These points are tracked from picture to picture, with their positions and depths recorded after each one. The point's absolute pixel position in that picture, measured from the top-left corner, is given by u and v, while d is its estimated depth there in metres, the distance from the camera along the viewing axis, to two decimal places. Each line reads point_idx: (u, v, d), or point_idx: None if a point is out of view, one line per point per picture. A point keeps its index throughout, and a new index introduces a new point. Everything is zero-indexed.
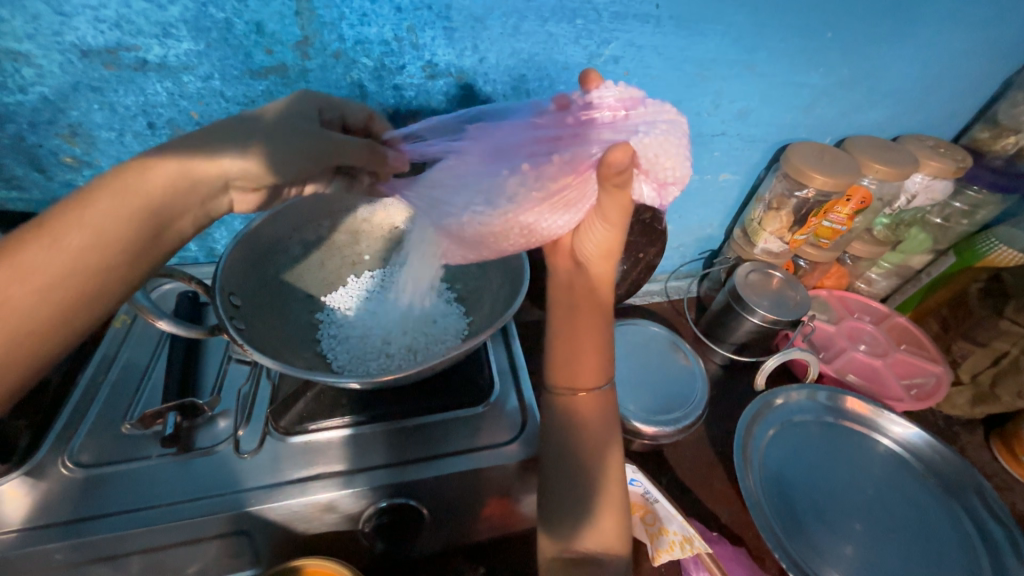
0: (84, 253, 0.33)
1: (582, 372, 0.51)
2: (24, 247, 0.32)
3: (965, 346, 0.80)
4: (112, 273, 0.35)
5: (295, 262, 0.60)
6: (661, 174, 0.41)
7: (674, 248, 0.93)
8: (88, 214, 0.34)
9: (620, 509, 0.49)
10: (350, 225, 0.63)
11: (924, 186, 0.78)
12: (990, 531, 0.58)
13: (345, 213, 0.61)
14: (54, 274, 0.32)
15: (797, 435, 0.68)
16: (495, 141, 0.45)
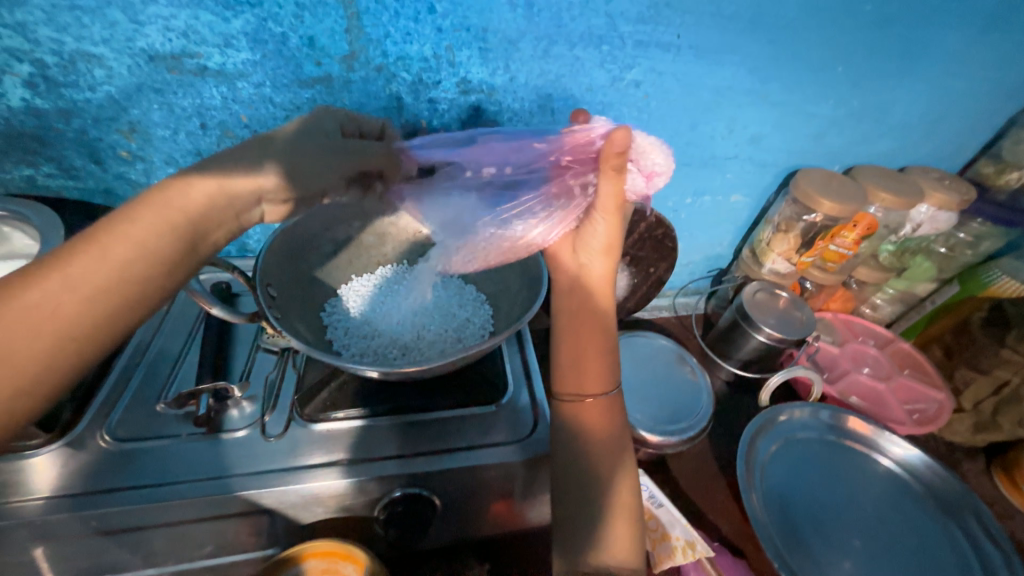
0: (131, 263, 0.35)
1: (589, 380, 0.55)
2: (73, 258, 0.33)
3: (967, 374, 0.81)
4: (151, 283, 0.36)
5: (325, 260, 0.63)
6: (648, 166, 0.50)
7: (683, 265, 0.96)
8: (133, 227, 0.36)
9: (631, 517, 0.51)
10: (378, 227, 0.66)
11: (930, 216, 0.80)
12: (987, 555, 0.59)
13: (375, 216, 0.65)
14: (97, 286, 0.33)
15: (798, 452, 0.69)
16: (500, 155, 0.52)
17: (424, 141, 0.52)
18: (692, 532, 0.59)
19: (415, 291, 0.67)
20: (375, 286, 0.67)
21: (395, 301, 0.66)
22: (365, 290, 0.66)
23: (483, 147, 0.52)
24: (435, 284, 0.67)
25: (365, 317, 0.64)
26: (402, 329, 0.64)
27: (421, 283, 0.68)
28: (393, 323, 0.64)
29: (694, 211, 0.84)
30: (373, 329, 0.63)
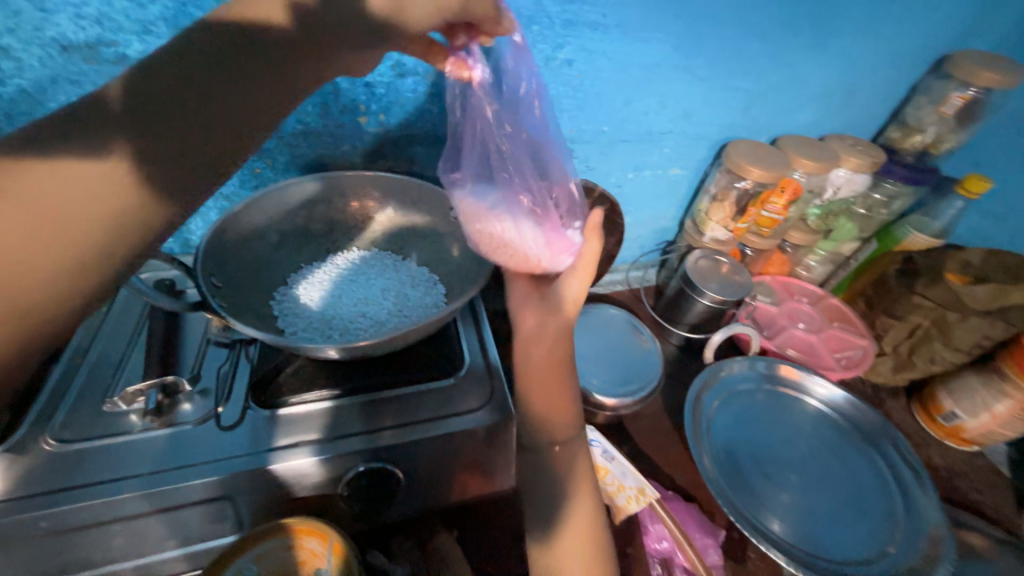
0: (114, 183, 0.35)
1: (558, 426, 0.57)
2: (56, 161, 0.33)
3: (887, 321, 0.88)
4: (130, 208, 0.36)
5: (272, 250, 0.63)
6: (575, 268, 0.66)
7: (632, 239, 1.01)
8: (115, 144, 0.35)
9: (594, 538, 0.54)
10: (325, 215, 0.67)
11: (847, 179, 0.87)
12: (903, 475, 0.66)
13: (321, 204, 0.66)
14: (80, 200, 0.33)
15: (739, 402, 0.75)
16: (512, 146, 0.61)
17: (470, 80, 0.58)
18: (641, 479, 0.63)
19: (367, 274, 0.68)
20: (325, 272, 0.67)
21: (348, 286, 0.67)
22: (316, 277, 0.66)
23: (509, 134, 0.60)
24: (387, 267, 0.69)
25: (318, 300, 0.64)
26: (357, 309, 0.64)
27: (372, 267, 0.69)
28: (348, 304, 0.65)
29: (637, 185, 0.88)
30: (329, 310, 0.63)
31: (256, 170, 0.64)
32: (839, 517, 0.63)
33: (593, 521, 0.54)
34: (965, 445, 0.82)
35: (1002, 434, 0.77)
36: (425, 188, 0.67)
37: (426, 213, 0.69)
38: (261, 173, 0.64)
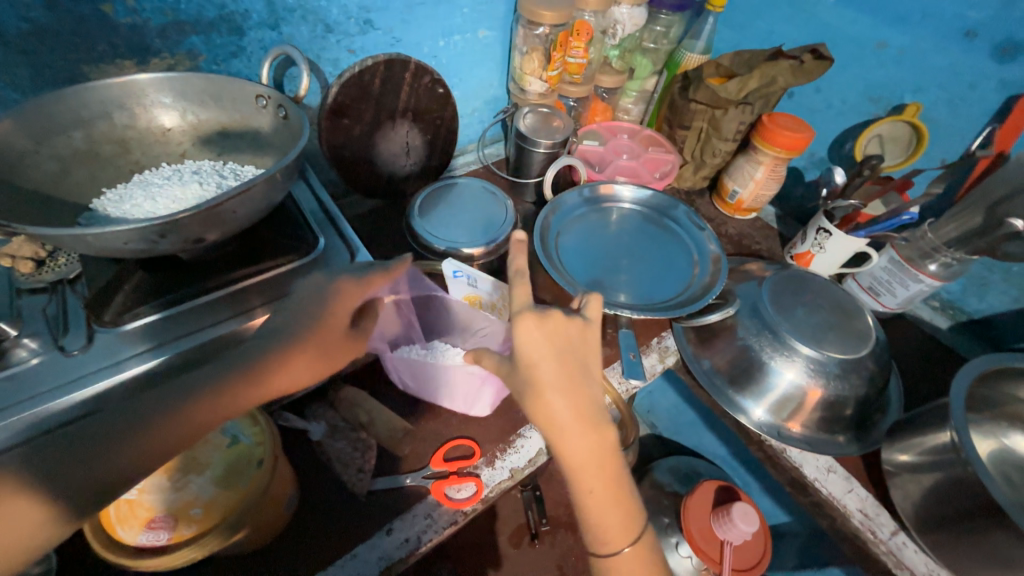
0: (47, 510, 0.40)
1: (606, 518, 0.52)
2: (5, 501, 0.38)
3: (682, 134, 1.07)
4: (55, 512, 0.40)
5: (57, 179, 0.57)
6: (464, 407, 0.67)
7: (470, 115, 1.06)
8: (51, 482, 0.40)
9: (645, 548, 0.53)
10: (111, 133, 0.62)
11: (629, 15, 0.99)
12: (693, 233, 0.87)
13: (98, 119, 0.60)
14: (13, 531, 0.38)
15: (578, 223, 0.88)
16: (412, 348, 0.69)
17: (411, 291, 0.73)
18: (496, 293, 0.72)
19: (183, 173, 0.63)
20: (135, 183, 0.62)
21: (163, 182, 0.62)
22: (117, 196, 0.59)
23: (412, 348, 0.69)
24: (206, 165, 0.65)
25: (135, 202, 0.59)
26: (168, 201, 0.59)
27: (187, 169, 0.65)
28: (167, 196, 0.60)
29: (452, 53, 0.91)
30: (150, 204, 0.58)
31: None
32: (660, 276, 0.82)
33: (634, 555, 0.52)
34: (747, 215, 1.07)
35: (765, 196, 1.02)
36: (221, 80, 0.63)
37: (234, 109, 0.66)
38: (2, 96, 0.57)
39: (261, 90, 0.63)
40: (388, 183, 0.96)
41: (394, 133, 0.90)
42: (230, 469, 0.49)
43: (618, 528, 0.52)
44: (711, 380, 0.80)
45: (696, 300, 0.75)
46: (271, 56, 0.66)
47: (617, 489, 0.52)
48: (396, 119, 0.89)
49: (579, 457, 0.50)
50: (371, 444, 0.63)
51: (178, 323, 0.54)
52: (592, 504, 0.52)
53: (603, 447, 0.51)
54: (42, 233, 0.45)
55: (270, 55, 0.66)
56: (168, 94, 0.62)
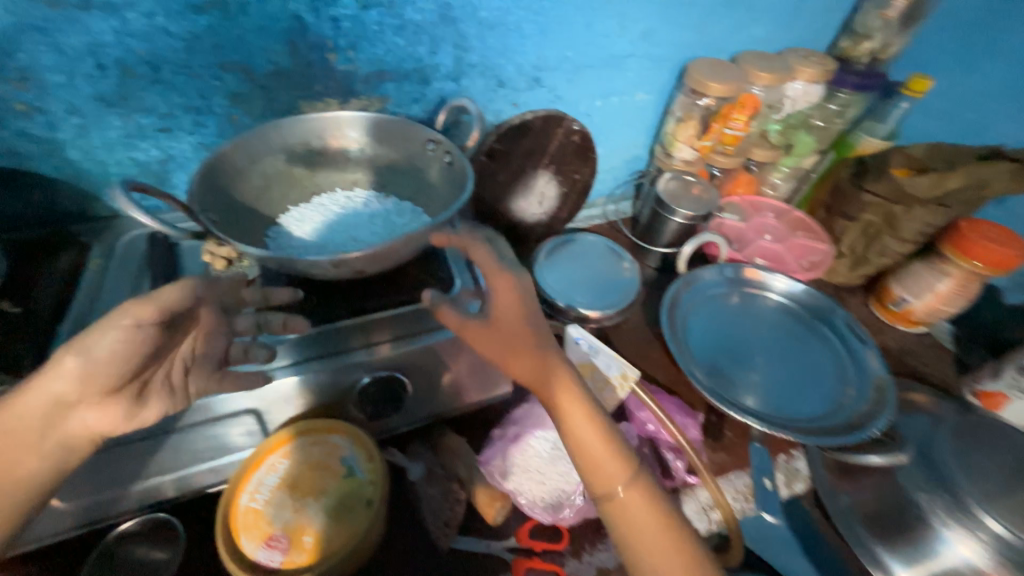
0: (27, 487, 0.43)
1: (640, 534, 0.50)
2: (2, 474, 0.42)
3: (843, 224, 0.94)
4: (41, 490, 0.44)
5: (260, 196, 0.67)
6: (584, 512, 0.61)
7: (606, 172, 1.04)
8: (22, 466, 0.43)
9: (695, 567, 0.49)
10: (305, 159, 0.70)
11: (802, 91, 0.93)
12: (851, 344, 0.74)
13: (300, 147, 0.68)
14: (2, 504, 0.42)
15: (710, 304, 0.81)
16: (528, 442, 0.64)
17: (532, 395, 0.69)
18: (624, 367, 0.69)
19: (350, 207, 0.70)
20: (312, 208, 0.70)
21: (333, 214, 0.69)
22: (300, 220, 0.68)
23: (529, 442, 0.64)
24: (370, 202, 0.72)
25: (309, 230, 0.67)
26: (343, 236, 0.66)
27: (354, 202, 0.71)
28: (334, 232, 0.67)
29: (605, 113, 0.91)
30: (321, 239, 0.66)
31: (234, 117, 0.65)
32: (802, 386, 0.71)
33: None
34: (913, 327, 0.91)
35: (944, 311, 0.86)
36: (401, 124, 0.69)
37: (405, 148, 0.71)
38: (239, 120, 0.66)
39: (431, 135, 0.68)
40: (515, 228, 0.97)
41: (534, 182, 0.92)
42: (340, 503, 0.50)
43: (665, 549, 0.50)
44: (850, 525, 0.66)
45: (848, 431, 0.63)
46: (450, 106, 0.73)
47: (647, 498, 0.52)
48: (539, 169, 0.91)
49: (600, 462, 0.53)
50: (462, 498, 0.60)
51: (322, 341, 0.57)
52: (634, 526, 0.51)
53: (613, 447, 0.53)
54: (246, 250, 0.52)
55: (449, 104, 0.73)
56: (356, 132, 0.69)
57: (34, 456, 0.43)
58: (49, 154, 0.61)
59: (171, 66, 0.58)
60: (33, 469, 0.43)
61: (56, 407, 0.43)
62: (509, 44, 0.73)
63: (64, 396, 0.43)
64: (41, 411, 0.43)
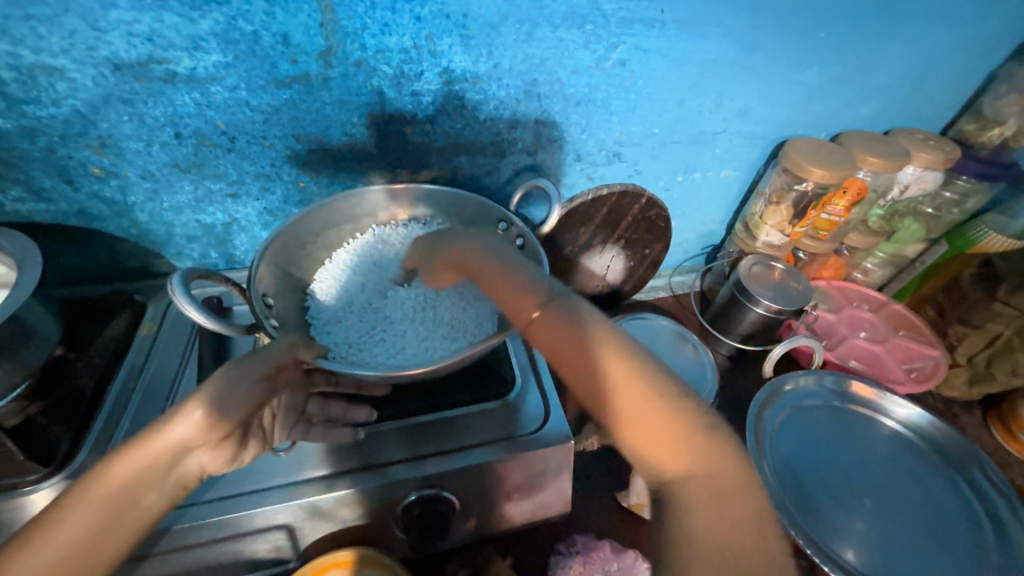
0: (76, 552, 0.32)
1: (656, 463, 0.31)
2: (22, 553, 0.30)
3: (960, 330, 0.82)
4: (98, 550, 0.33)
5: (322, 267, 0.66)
6: None
7: (676, 245, 0.96)
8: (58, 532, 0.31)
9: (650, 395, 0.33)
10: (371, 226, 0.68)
11: (916, 177, 0.81)
12: (992, 505, 0.61)
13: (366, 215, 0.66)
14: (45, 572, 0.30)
15: (806, 419, 0.70)
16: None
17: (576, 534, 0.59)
18: None
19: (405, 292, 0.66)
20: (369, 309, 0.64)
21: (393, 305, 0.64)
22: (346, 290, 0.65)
23: None
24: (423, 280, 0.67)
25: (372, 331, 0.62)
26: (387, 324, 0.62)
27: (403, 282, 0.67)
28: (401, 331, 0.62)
29: (686, 188, 0.84)
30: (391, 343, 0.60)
31: (301, 185, 0.63)
32: (924, 549, 0.58)
33: (681, 456, 0.30)
34: None
35: None
36: (469, 198, 0.62)
37: (471, 224, 0.66)
38: (306, 188, 0.63)
39: (504, 216, 0.61)
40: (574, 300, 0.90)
41: (599, 256, 0.85)
42: None
43: (637, 414, 0.33)
44: None
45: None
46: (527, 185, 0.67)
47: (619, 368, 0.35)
48: (607, 243, 0.83)
49: (545, 342, 0.39)
50: None
51: (366, 447, 0.52)
52: (600, 389, 0.35)
53: (558, 324, 0.39)
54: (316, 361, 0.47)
55: (529, 183, 0.67)
56: (424, 205, 0.65)
57: (150, 493, 0.36)
58: (118, 216, 0.60)
59: (247, 136, 0.56)
60: (150, 506, 0.36)
61: (180, 446, 0.37)
62: (593, 120, 0.68)
63: (194, 437, 0.38)
64: (165, 450, 0.36)
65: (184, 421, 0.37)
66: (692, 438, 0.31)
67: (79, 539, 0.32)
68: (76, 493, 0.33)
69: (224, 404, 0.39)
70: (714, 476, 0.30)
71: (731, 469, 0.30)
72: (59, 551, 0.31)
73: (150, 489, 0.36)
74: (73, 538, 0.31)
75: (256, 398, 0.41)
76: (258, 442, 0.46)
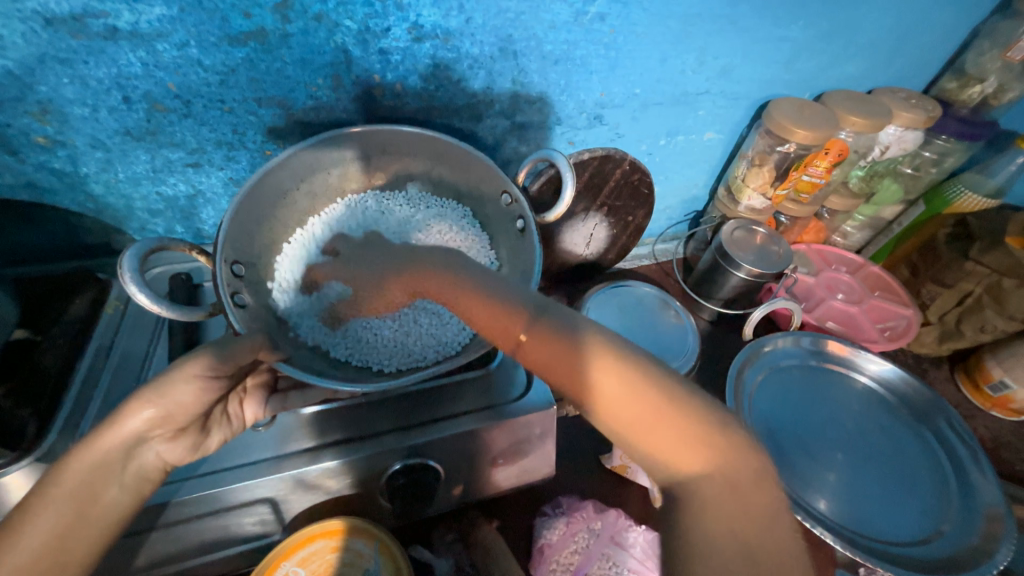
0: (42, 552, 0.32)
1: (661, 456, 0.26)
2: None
3: (933, 289, 0.84)
4: (69, 548, 0.33)
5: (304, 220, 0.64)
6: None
7: (659, 211, 0.95)
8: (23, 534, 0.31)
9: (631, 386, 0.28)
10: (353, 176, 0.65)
11: (897, 137, 0.81)
12: (956, 452, 0.64)
13: (353, 164, 0.62)
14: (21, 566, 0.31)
15: (783, 378, 0.71)
16: (574, 554, 0.55)
17: (558, 501, 0.60)
18: None
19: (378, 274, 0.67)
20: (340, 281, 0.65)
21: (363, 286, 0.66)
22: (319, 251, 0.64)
23: (575, 554, 0.55)
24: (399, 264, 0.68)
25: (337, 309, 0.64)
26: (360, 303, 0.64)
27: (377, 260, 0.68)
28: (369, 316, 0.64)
29: (669, 152, 0.82)
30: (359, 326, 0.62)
31: (268, 153, 0.60)
32: (889, 497, 0.61)
33: (691, 451, 0.25)
34: (1011, 416, 0.79)
35: None
36: (466, 150, 0.57)
37: (467, 175, 0.62)
38: (272, 156, 0.60)
39: (508, 188, 0.58)
40: (558, 269, 0.89)
41: (582, 224, 0.83)
42: None
43: (648, 420, 0.27)
44: None
45: (948, 571, 0.53)
46: (534, 157, 0.63)
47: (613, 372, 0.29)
48: (590, 211, 0.82)
49: (536, 357, 0.33)
50: None
51: (349, 420, 0.52)
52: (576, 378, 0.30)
53: (548, 340, 0.33)
54: (277, 362, 0.46)
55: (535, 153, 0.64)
56: (415, 150, 0.61)
57: (109, 488, 0.35)
58: (70, 189, 0.56)
59: (203, 100, 0.53)
60: (112, 502, 0.35)
61: (135, 438, 0.36)
62: (573, 80, 0.65)
63: (150, 428, 0.37)
64: (119, 444, 0.36)
65: (136, 415, 0.36)
66: (708, 438, 0.25)
67: (43, 539, 0.32)
68: (34, 496, 0.33)
69: (175, 399, 0.38)
70: (731, 471, 0.24)
71: (754, 470, 0.25)
72: (27, 555, 0.31)
73: (109, 484, 0.35)
74: (37, 544, 0.32)
75: (207, 395, 0.40)
76: (224, 431, 0.45)
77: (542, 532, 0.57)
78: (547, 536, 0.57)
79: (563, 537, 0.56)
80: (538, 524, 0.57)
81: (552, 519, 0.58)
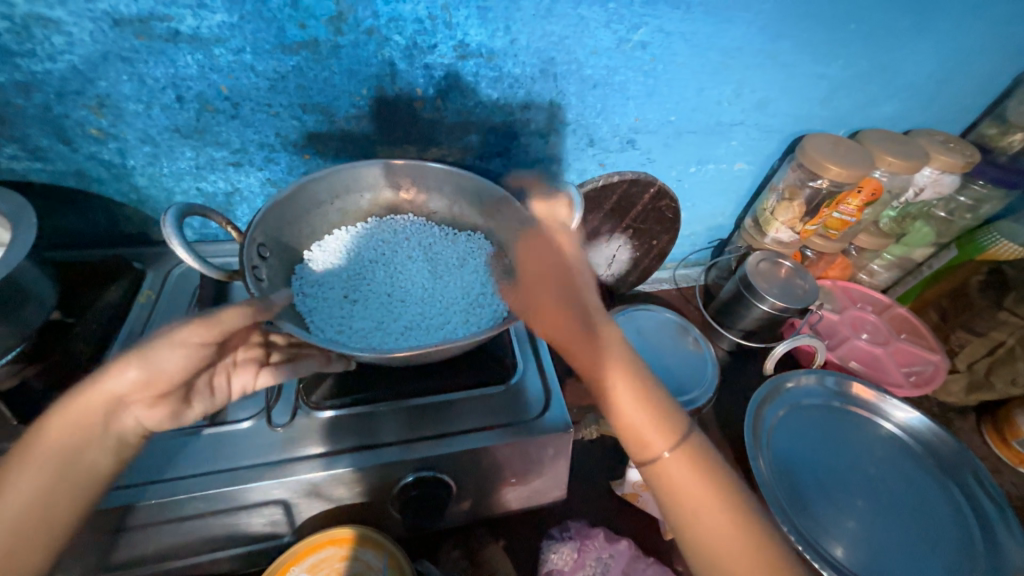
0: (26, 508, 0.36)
1: None
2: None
3: (963, 336, 0.82)
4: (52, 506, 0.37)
5: (334, 226, 0.64)
6: None
7: (684, 237, 0.94)
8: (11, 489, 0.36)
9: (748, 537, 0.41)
10: (387, 201, 0.66)
11: (933, 180, 0.79)
12: (983, 507, 0.61)
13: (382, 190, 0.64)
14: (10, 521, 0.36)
15: (804, 417, 0.70)
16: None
17: (566, 528, 0.59)
18: None
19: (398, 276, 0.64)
20: (350, 281, 0.62)
21: (381, 284, 0.63)
22: (333, 254, 0.62)
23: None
24: (422, 266, 0.64)
25: (347, 303, 0.60)
26: (363, 300, 0.61)
27: (403, 264, 0.65)
28: (382, 310, 0.59)
29: (698, 180, 0.82)
30: (353, 322, 0.57)
31: (306, 156, 0.61)
32: (911, 550, 0.58)
33: None
34: None
35: None
36: (497, 187, 0.58)
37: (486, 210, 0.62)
38: (311, 160, 0.61)
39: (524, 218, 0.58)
40: None
41: (607, 245, 0.83)
42: None
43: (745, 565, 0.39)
44: None
45: None
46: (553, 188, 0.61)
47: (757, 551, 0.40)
48: (614, 232, 0.82)
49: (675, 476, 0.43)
50: None
51: (365, 428, 0.52)
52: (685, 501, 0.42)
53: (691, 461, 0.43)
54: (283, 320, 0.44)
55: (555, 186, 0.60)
56: (441, 184, 0.63)
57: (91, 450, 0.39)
58: (117, 179, 0.58)
59: (251, 103, 0.54)
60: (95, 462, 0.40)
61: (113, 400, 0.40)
62: (609, 104, 0.66)
63: (127, 394, 0.40)
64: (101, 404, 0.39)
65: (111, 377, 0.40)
66: None
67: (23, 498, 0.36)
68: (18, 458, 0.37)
69: (158, 365, 0.40)
70: None
71: None
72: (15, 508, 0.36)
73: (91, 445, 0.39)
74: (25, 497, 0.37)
75: None
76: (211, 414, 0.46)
77: (552, 559, 0.55)
78: (557, 563, 0.55)
79: (573, 564, 0.55)
80: (546, 549, 0.56)
81: (563, 548, 0.56)
